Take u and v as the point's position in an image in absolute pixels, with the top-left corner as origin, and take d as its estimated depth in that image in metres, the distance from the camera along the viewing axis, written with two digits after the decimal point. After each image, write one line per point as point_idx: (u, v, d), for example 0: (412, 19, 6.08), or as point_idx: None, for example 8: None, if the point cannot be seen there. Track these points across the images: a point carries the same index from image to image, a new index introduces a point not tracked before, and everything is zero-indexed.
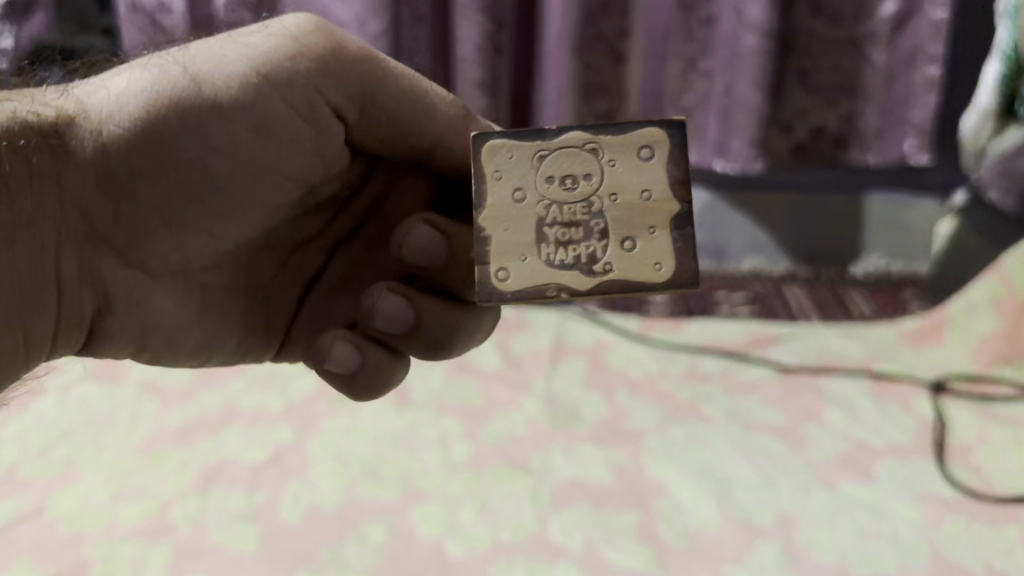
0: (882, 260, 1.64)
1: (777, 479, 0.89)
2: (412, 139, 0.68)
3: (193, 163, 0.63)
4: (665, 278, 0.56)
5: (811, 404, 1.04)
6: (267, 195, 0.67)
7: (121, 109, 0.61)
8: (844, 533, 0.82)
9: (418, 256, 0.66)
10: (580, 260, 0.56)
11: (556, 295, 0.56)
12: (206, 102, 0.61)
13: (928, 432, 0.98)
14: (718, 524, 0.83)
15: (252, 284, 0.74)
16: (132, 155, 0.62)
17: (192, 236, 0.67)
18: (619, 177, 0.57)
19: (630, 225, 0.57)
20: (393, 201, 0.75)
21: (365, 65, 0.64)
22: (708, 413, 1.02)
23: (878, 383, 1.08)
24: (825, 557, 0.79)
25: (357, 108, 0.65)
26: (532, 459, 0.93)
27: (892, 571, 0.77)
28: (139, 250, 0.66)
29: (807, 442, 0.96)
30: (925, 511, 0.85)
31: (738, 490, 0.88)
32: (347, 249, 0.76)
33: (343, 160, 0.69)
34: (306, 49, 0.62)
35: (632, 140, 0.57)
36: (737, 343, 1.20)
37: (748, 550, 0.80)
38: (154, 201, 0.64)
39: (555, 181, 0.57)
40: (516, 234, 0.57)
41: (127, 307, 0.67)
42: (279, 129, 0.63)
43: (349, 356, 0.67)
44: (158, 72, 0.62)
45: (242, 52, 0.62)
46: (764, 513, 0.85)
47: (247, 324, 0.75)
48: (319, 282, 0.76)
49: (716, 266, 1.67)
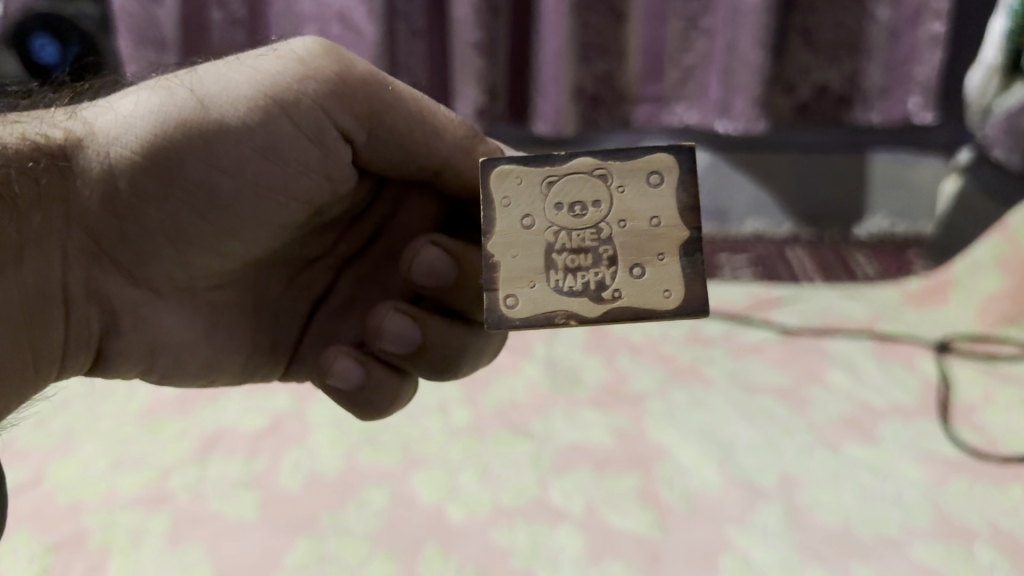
0: (886, 220, 1.62)
1: (779, 441, 0.89)
2: (420, 158, 0.67)
3: (199, 183, 0.62)
4: (673, 306, 0.54)
5: (815, 366, 1.03)
6: (273, 214, 0.66)
7: (129, 129, 0.59)
8: (848, 495, 0.81)
9: (428, 277, 0.66)
10: (588, 287, 0.54)
11: (565, 322, 0.54)
12: (212, 123, 0.60)
13: (932, 391, 0.97)
14: (721, 486, 0.82)
15: (260, 300, 0.75)
16: (140, 176, 0.60)
17: (199, 255, 0.66)
18: (629, 202, 0.55)
19: (639, 251, 0.54)
20: (400, 220, 0.77)
21: (372, 87, 0.63)
22: (710, 376, 1.01)
23: (881, 343, 1.07)
24: (828, 518, 0.79)
25: (364, 129, 0.64)
26: (533, 423, 0.92)
27: (896, 532, 0.77)
28: (145, 268, 0.65)
29: (810, 404, 0.95)
30: (930, 472, 0.84)
31: (740, 452, 0.87)
32: (356, 267, 0.79)
33: (350, 180, 0.68)
34: (316, 71, 0.61)
35: (642, 164, 0.55)
36: (740, 306, 1.19)
37: (750, 512, 0.79)
38: (160, 220, 0.63)
39: (563, 207, 0.55)
40: (524, 259, 0.54)
41: (134, 324, 0.67)
42: (285, 148, 0.62)
43: (353, 372, 0.68)
44: (165, 94, 0.60)
45: (250, 74, 0.60)
46: (766, 474, 0.84)
47: (255, 339, 0.75)
48: (325, 300, 0.78)
49: (718, 229, 1.65)
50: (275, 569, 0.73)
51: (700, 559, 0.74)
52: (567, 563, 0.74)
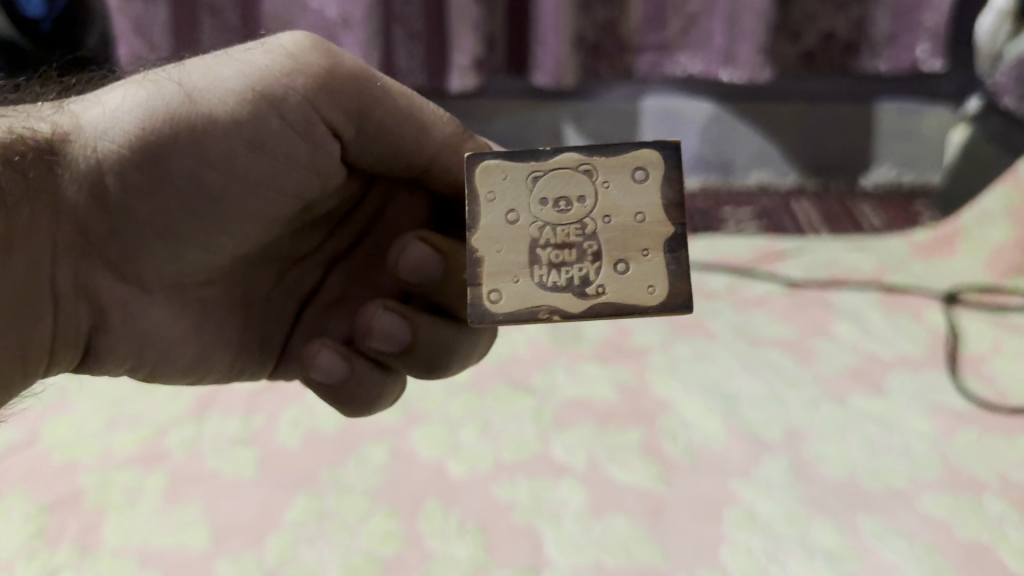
0: (893, 170, 1.59)
1: (784, 394, 0.87)
2: (408, 155, 0.66)
3: (188, 177, 0.59)
4: (657, 302, 0.51)
5: (821, 319, 1.01)
6: (261, 209, 0.64)
7: (119, 123, 0.57)
8: (855, 447, 0.80)
9: (416, 274, 0.64)
10: (573, 282, 0.51)
11: (548, 318, 0.50)
12: (201, 116, 0.57)
13: (940, 343, 0.96)
14: (725, 440, 0.81)
15: (249, 296, 0.73)
16: (129, 169, 0.58)
17: (188, 250, 0.63)
18: (614, 197, 0.52)
19: (624, 246, 0.51)
20: (391, 216, 0.76)
21: (362, 82, 0.61)
22: (714, 330, 0.99)
23: (889, 295, 1.05)
24: (835, 470, 0.77)
25: (354, 125, 0.62)
26: (534, 378, 0.91)
27: (904, 485, 0.76)
28: (134, 264, 0.62)
29: (815, 356, 0.94)
30: (938, 424, 0.83)
31: (743, 406, 0.86)
32: (346, 262, 0.78)
33: (338, 176, 0.66)
34: (306, 64, 0.59)
35: (628, 160, 0.51)
36: (744, 259, 1.16)
37: (756, 465, 0.78)
38: (149, 215, 0.60)
39: (549, 202, 0.51)
40: (508, 254, 0.51)
41: (123, 321, 0.64)
42: (274, 143, 0.60)
43: (338, 367, 0.65)
44: (153, 90, 0.58)
45: (238, 68, 0.58)
46: (772, 427, 0.83)
47: (244, 337, 0.73)
48: (314, 298, 0.77)
49: (722, 181, 1.62)
50: (274, 528, 0.72)
51: (704, 512, 0.73)
52: (568, 518, 0.73)
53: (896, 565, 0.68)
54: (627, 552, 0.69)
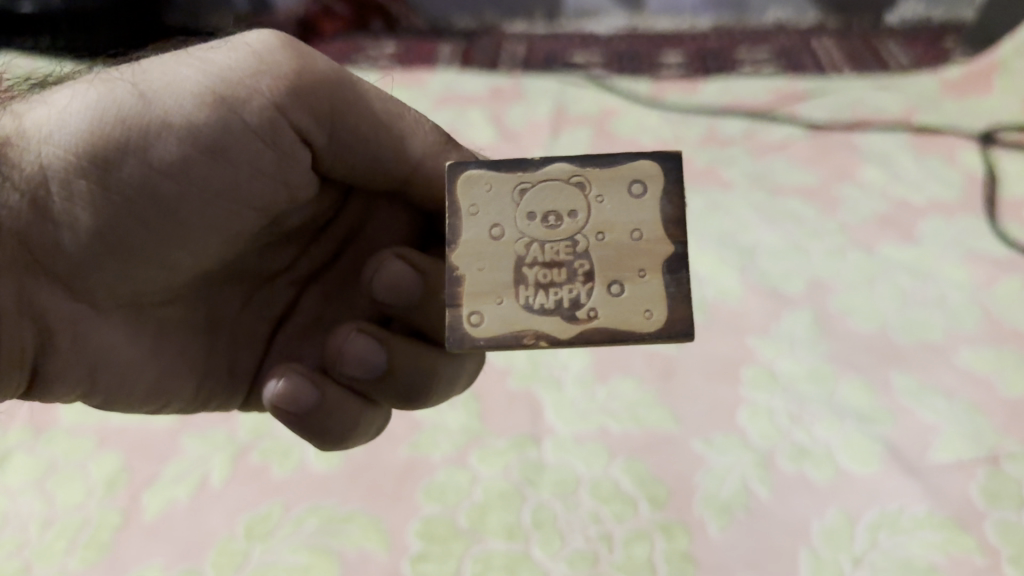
0: (921, 4, 1.31)
1: (806, 244, 0.77)
2: (382, 166, 0.53)
3: (139, 185, 0.46)
4: (652, 328, 0.40)
5: (847, 163, 0.87)
6: (226, 225, 0.50)
7: (67, 126, 0.46)
8: (885, 299, 0.72)
9: (390, 297, 0.52)
10: (561, 305, 0.41)
11: (533, 343, 0.40)
12: (158, 119, 0.46)
13: (977, 186, 0.85)
14: (742, 295, 0.73)
15: (213, 315, 0.57)
16: (75, 175, 0.45)
17: (144, 270, 0.49)
18: (608, 212, 0.42)
19: (617, 266, 0.41)
20: (370, 234, 0.60)
21: (336, 85, 0.50)
22: (730, 179, 0.85)
23: (919, 136, 0.90)
24: (864, 324, 0.70)
25: (326, 132, 0.50)
26: None
27: (940, 339, 0.69)
28: (83, 280, 0.48)
29: (841, 203, 0.82)
30: (976, 272, 0.75)
31: (762, 258, 0.76)
32: (320, 282, 0.61)
33: (308, 189, 0.53)
34: (273, 64, 0.48)
35: (622, 171, 0.42)
36: (761, 102, 0.96)
37: (775, 321, 0.70)
38: (96, 227, 0.47)
39: (536, 216, 0.42)
40: (492, 273, 0.41)
41: (73, 343, 0.49)
42: (238, 149, 0.48)
43: (306, 394, 0.50)
44: (103, 89, 0.46)
45: (198, 67, 0.47)
46: (792, 281, 0.74)
47: (208, 364, 0.57)
48: (286, 321, 0.60)
49: (736, 21, 1.34)
50: None
51: (717, 372, 0.67)
52: (570, 382, 0.67)
53: (935, 425, 0.62)
54: (635, 418, 0.64)
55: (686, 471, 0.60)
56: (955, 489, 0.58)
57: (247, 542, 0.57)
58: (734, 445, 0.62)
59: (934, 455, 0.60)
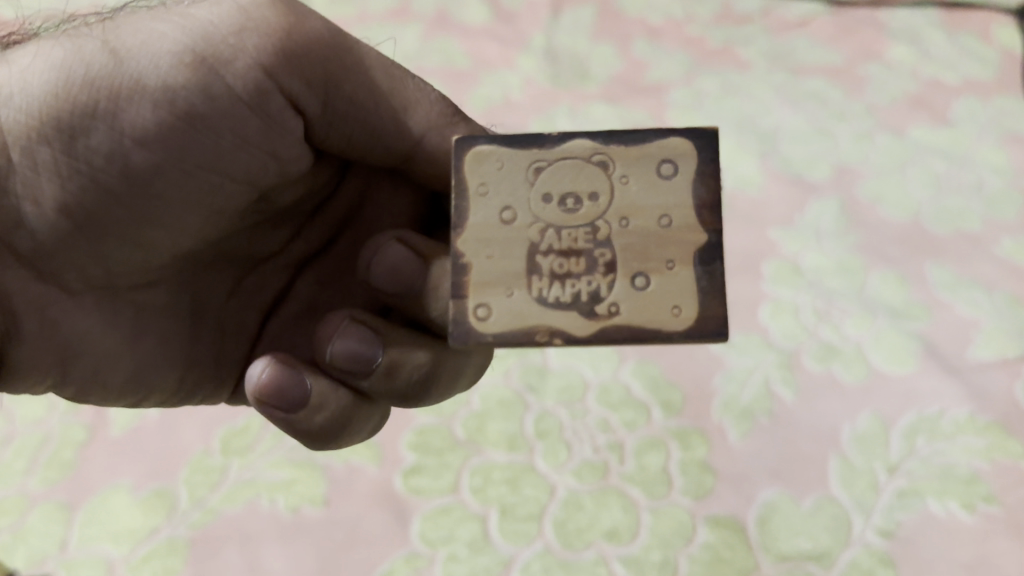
0: None
1: (832, 126, 0.70)
2: (382, 139, 0.44)
3: (108, 155, 0.40)
4: (681, 327, 0.34)
5: (872, 40, 0.77)
6: (208, 203, 0.43)
7: (27, 87, 0.39)
8: (918, 185, 0.66)
9: (389, 286, 0.41)
10: (579, 299, 0.35)
11: (547, 341, 0.34)
12: (129, 80, 0.39)
13: (1016, 66, 0.75)
14: (763, 184, 0.66)
15: (200, 300, 0.48)
16: (37, 142, 0.39)
17: (119, 249, 0.43)
18: (634, 194, 0.35)
19: (643, 254, 0.35)
20: (371, 217, 0.50)
21: (332, 45, 0.41)
22: (747, 59, 0.76)
23: (949, 13, 0.79)
24: (896, 213, 0.64)
25: (320, 98, 0.42)
26: (529, 125, 0.72)
27: (977, 228, 0.63)
28: (50, 259, 0.42)
29: (868, 83, 0.73)
30: (1016, 157, 0.67)
31: (783, 142, 0.69)
32: (317, 265, 0.50)
33: (300, 163, 0.44)
34: (259, 19, 0.40)
35: (650, 151, 0.35)
36: None
37: (800, 212, 0.64)
38: (63, 202, 0.41)
39: (553, 199, 0.35)
40: (502, 261, 0.35)
41: (42, 327, 0.43)
42: (219, 115, 0.40)
43: (292, 389, 0.41)
44: (69, 46, 0.39)
45: (177, 22, 0.40)
46: (817, 166, 0.67)
47: (193, 355, 0.48)
48: (279, 311, 0.50)
49: None
50: None
51: (737, 266, 0.61)
52: None
53: (975, 320, 0.57)
54: None
55: (704, 375, 0.56)
56: (998, 388, 0.53)
57: (224, 458, 0.53)
58: (755, 345, 0.57)
59: (974, 353, 0.55)
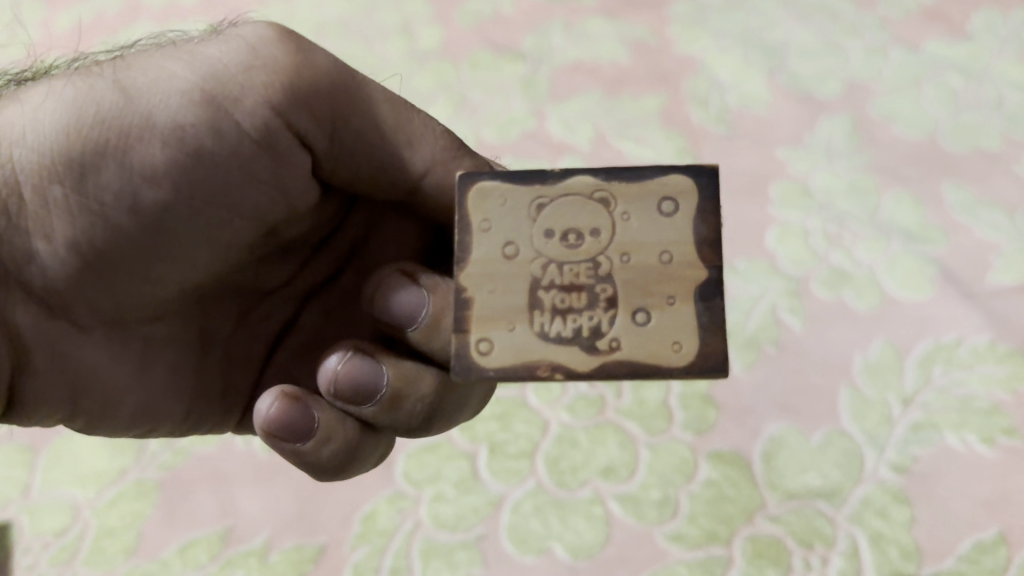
0: None
1: (842, 39, 0.65)
2: (386, 173, 0.39)
3: (118, 194, 0.35)
4: (683, 363, 0.30)
5: None
6: (218, 241, 0.39)
7: (37, 125, 0.34)
8: (933, 103, 0.61)
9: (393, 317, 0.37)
10: (581, 334, 0.31)
11: (550, 376, 0.31)
12: (138, 118, 0.35)
13: None
14: (770, 101, 0.63)
15: (208, 332, 0.43)
16: (47, 179, 0.35)
17: (130, 290, 0.38)
18: (635, 231, 0.32)
19: (644, 289, 0.31)
20: (380, 251, 0.45)
21: (341, 83, 0.37)
22: None
23: None
24: (911, 131, 0.60)
25: (327, 133, 0.38)
26: (522, 42, 0.68)
27: (995, 144, 0.59)
28: (61, 297, 0.37)
29: None
30: None
31: (792, 58, 0.65)
32: (323, 298, 0.45)
33: (310, 198, 0.40)
34: (269, 57, 0.36)
35: (650, 188, 0.32)
36: None
37: (809, 131, 0.60)
38: (74, 240, 0.36)
39: (556, 233, 0.32)
40: (504, 296, 0.31)
41: (52, 365, 0.38)
42: (228, 155, 0.36)
43: (301, 423, 0.37)
44: (79, 84, 0.35)
45: (186, 61, 0.36)
46: (827, 82, 0.63)
47: (200, 381, 0.43)
48: (282, 343, 0.44)
49: None
50: None
51: (740, 189, 0.58)
52: None
53: (995, 243, 0.53)
54: None
55: None
56: (1017, 314, 0.50)
57: None
58: (761, 271, 0.53)
59: (993, 278, 0.52)
